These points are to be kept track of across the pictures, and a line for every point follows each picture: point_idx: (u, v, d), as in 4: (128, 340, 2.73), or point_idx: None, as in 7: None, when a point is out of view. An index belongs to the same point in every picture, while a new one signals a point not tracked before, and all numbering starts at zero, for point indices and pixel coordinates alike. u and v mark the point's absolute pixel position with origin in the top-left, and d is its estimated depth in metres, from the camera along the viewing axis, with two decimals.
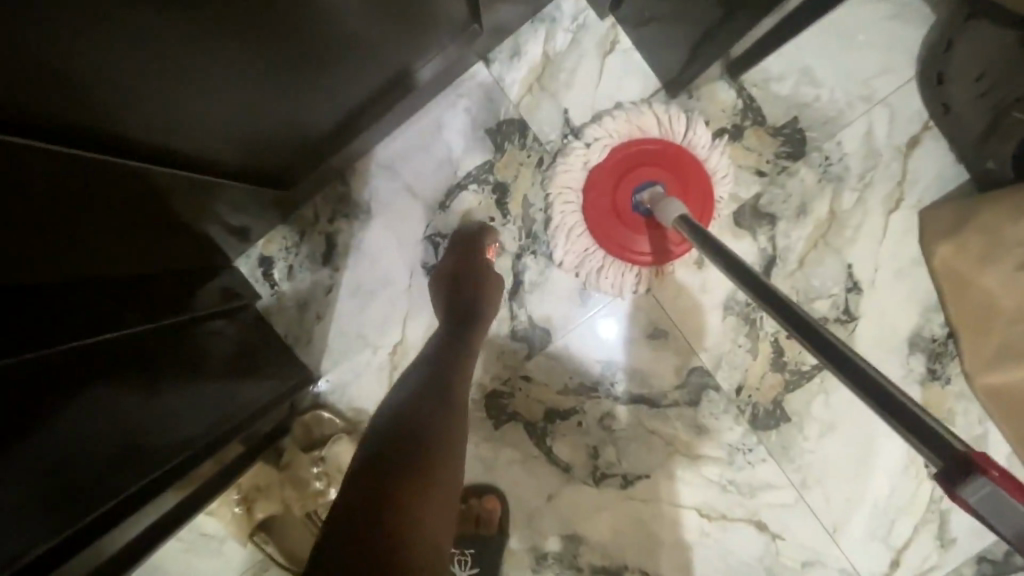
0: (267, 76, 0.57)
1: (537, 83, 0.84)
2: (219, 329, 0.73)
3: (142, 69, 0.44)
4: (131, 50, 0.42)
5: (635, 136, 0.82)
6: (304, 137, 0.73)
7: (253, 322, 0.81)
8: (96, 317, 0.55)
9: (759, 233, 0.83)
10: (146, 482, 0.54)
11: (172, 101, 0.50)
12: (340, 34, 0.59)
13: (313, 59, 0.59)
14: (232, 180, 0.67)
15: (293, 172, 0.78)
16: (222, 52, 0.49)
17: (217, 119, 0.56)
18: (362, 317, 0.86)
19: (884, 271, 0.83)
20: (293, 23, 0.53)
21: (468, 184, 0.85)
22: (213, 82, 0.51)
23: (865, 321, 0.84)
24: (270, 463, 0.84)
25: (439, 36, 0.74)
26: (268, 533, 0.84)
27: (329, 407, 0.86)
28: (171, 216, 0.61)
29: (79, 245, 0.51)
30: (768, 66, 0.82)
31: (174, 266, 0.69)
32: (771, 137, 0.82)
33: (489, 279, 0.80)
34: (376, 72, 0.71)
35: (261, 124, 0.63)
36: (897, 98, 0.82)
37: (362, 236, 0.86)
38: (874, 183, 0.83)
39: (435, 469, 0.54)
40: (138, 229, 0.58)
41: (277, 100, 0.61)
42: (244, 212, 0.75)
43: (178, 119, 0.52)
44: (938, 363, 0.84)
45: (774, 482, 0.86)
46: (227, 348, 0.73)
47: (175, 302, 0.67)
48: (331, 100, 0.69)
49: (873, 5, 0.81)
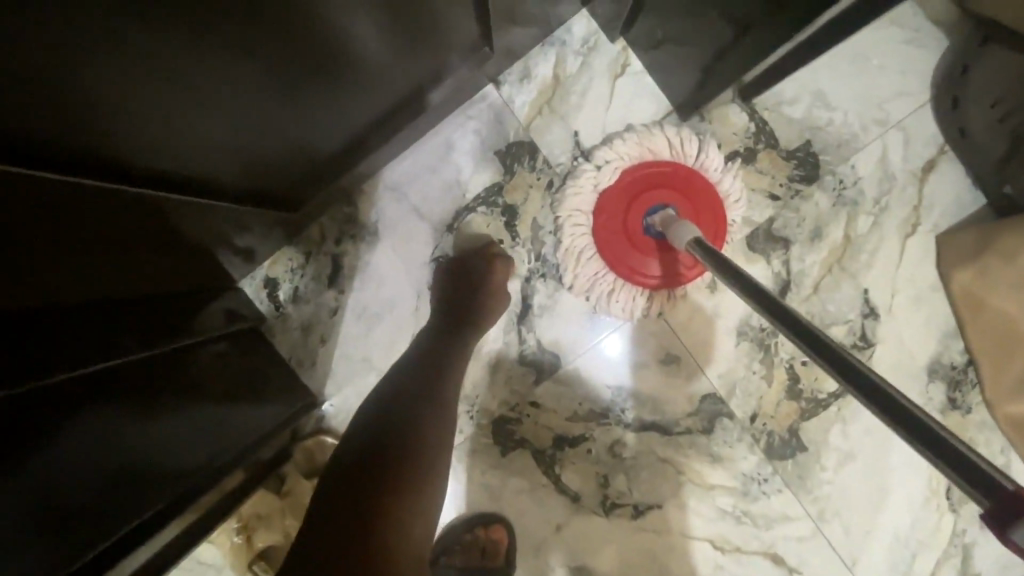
0: (274, 91, 0.55)
1: (547, 105, 0.83)
2: (223, 352, 0.72)
3: (154, 88, 0.44)
4: (143, 67, 0.42)
5: (646, 158, 0.81)
6: (312, 157, 0.72)
7: (254, 343, 0.79)
8: (101, 342, 0.53)
9: (772, 257, 0.81)
10: (143, 519, 0.52)
11: (175, 116, 0.48)
12: (353, 50, 0.58)
13: (325, 74, 0.58)
14: (235, 202, 0.65)
15: (302, 192, 0.77)
16: (234, 68, 0.48)
17: (221, 136, 0.55)
18: (368, 340, 0.85)
19: (901, 296, 0.81)
20: (306, 37, 0.51)
21: (477, 206, 0.84)
22: (219, 96, 0.50)
23: (882, 347, 0.82)
24: (270, 490, 0.82)
25: (449, 57, 0.73)
26: (269, 563, 0.81)
27: (332, 432, 0.84)
28: (175, 237, 0.60)
29: (71, 273, 0.49)
30: (780, 89, 0.81)
31: (177, 288, 0.67)
32: (785, 160, 0.81)
33: (495, 292, 0.78)
34: (387, 91, 0.70)
35: (269, 142, 0.62)
36: (912, 122, 0.81)
37: (368, 257, 0.85)
38: (890, 207, 0.81)
39: (422, 471, 0.55)
40: (141, 248, 0.56)
41: (284, 116, 0.60)
42: (251, 233, 0.73)
43: (182, 136, 0.51)
44: (958, 392, 0.82)
45: (791, 514, 0.83)
46: (232, 371, 0.71)
47: (180, 325, 0.65)
48: (339, 118, 0.68)
49: (886, 28, 0.81)
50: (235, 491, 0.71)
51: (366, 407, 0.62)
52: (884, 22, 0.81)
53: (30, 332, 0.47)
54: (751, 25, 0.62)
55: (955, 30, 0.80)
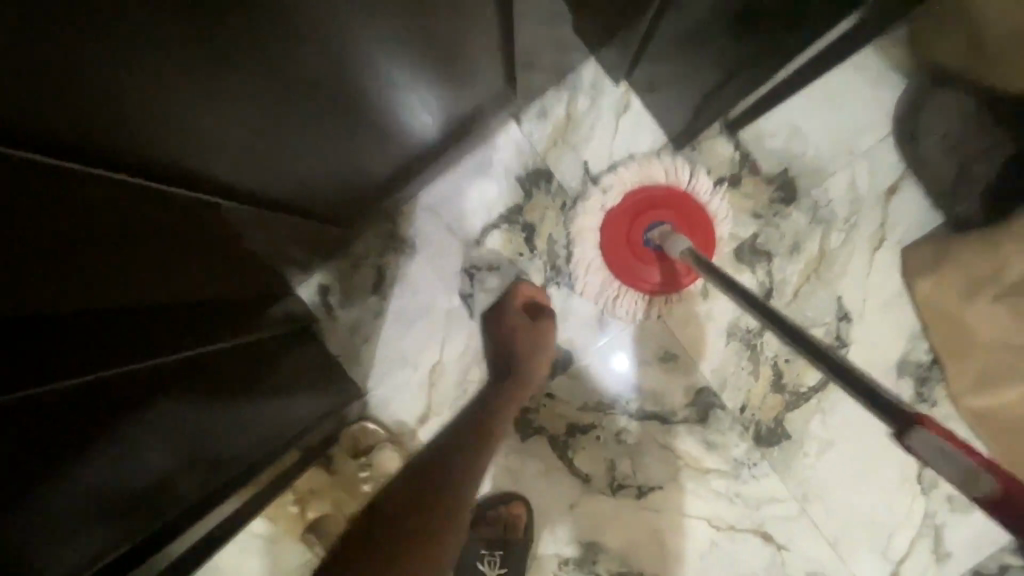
0: (316, 114, 0.56)
1: (561, 137, 0.97)
2: (231, 367, 0.66)
3: (223, 112, 0.45)
4: (215, 95, 0.42)
5: (645, 182, 0.94)
6: (352, 165, 0.75)
7: (262, 355, 0.74)
8: (165, 333, 0.55)
9: (756, 267, 0.94)
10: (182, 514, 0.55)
11: (180, 120, 0.41)
12: (383, 72, 0.59)
13: (358, 96, 0.59)
14: (282, 212, 0.68)
15: (313, 198, 0.73)
16: (282, 98, 0.50)
17: (227, 143, 0.49)
18: (405, 339, 0.98)
19: (872, 302, 0.93)
20: (344, 65, 0.52)
21: (500, 224, 0.97)
22: (230, 101, 0.44)
23: (855, 346, 0.93)
24: (321, 468, 0.95)
25: (481, 96, 0.84)
26: (318, 534, 0.93)
27: (374, 419, 0.96)
28: (189, 244, 0.54)
29: (152, 273, 0.50)
30: (763, 123, 0.93)
31: (253, 295, 0.77)
32: (766, 184, 0.94)
33: (540, 340, 0.91)
34: (418, 106, 0.72)
35: (310, 158, 0.63)
36: (878, 151, 0.93)
37: (407, 267, 0.98)
38: (859, 224, 0.93)
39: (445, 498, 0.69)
40: (207, 250, 0.58)
41: (302, 130, 0.57)
42: (258, 245, 0.68)
43: (203, 145, 0.46)
44: (924, 386, 0.93)
45: (778, 495, 0.93)
46: (284, 368, 0.78)
47: (195, 343, 0.60)
48: (352, 126, 0.64)
49: (854, 70, 0.93)
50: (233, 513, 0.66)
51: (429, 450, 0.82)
52: (852, 65, 0.94)
53: (120, 326, 0.48)
54: (731, 75, 0.76)
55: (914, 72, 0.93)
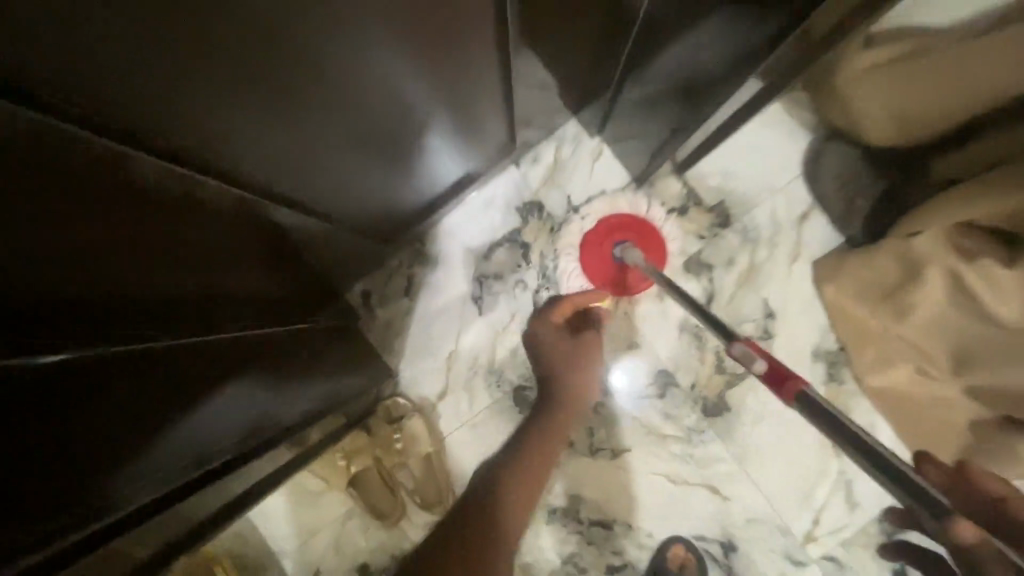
0: (328, 121, 0.64)
1: (551, 176, 1.24)
2: (208, 350, 0.69)
3: (233, 104, 0.51)
4: (222, 87, 0.48)
5: (614, 211, 1.22)
6: (359, 174, 0.84)
7: (255, 343, 0.79)
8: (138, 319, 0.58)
9: (701, 277, 1.20)
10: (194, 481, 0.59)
11: (169, 104, 0.45)
12: (394, 87, 0.68)
13: (370, 107, 0.69)
14: (286, 211, 0.75)
15: (320, 199, 0.81)
16: (297, 101, 0.57)
17: (218, 131, 0.53)
18: (428, 332, 1.23)
19: (791, 303, 1.20)
20: (360, 78, 0.61)
21: (503, 242, 1.23)
22: (228, 84, 0.48)
23: (778, 338, 1.20)
24: (362, 433, 1.18)
25: (487, 145, 1.10)
26: (359, 484, 1.18)
27: (403, 394, 1.21)
28: (165, 236, 0.57)
29: (145, 266, 0.56)
30: (705, 166, 1.21)
31: (298, 292, 0.97)
32: (708, 213, 1.21)
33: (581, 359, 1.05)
34: (419, 120, 0.81)
35: (320, 162, 0.71)
36: (795, 187, 1.20)
37: (429, 276, 1.23)
38: (780, 244, 1.20)
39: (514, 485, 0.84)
40: (197, 251, 0.63)
41: (315, 133, 0.65)
42: (258, 237, 0.74)
43: (211, 132, 0.52)
44: (834, 368, 1.21)
45: (721, 456, 1.18)
46: (292, 354, 0.87)
47: (164, 326, 0.63)
48: (354, 131, 0.71)
49: (774, 124, 1.20)
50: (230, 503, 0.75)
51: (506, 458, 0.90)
52: (773, 121, 1.20)
53: (94, 310, 0.52)
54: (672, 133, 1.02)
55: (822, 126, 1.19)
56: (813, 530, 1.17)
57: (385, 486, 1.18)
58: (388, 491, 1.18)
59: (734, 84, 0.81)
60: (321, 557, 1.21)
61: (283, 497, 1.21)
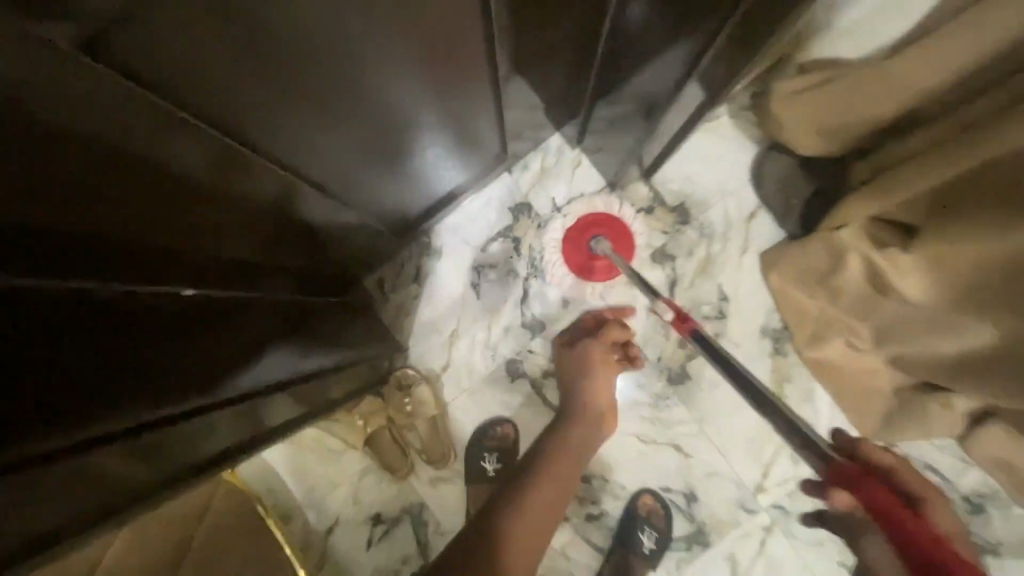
0: (332, 109, 0.76)
1: (538, 181, 1.45)
2: (204, 313, 0.79)
3: (255, 94, 0.62)
4: (245, 78, 0.58)
5: (591, 210, 1.43)
6: (362, 154, 0.95)
7: (249, 311, 0.90)
8: (154, 273, 0.68)
9: (666, 266, 1.42)
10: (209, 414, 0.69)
11: (202, 90, 0.56)
12: (391, 80, 0.79)
13: (367, 98, 0.80)
14: (301, 180, 0.87)
15: (328, 177, 0.94)
16: (306, 93, 0.68)
17: (238, 121, 0.64)
18: (434, 313, 1.44)
19: (742, 287, 1.41)
20: (358, 75, 0.72)
21: (497, 237, 1.44)
22: (249, 76, 0.58)
23: (731, 318, 1.41)
24: (376, 398, 1.38)
25: (475, 144, 1.25)
26: (373, 442, 1.37)
27: (412, 366, 1.42)
28: (174, 215, 0.66)
29: (155, 234, 0.65)
30: (668, 172, 1.42)
31: (307, 270, 1.14)
32: (671, 212, 1.42)
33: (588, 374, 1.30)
34: (412, 109, 0.93)
35: (325, 142, 0.83)
36: (744, 189, 1.41)
37: (434, 265, 1.44)
38: (733, 238, 1.41)
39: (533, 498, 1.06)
40: (203, 225, 0.73)
41: (321, 118, 0.76)
42: (264, 211, 0.86)
43: (231, 115, 0.62)
44: (779, 343, 1.43)
45: (684, 419, 1.38)
46: (283, 322, 0.98)
47: (172, 284, 0.73)
48: (352, 123, 0.83)
49: (727, 136, 1.41)
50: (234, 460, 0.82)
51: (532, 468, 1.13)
52: (727, 134, 1.42)
53: (106, 267, 0.60)
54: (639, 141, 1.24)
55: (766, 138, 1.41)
56: (763, 481, 1.36)
57: (395, 445, 1.38)
58: (399, 449, 1.38)
59: (675, 102, 1.02)
60: (342, 508, 1.40)
61: (310, 455, 1.41)
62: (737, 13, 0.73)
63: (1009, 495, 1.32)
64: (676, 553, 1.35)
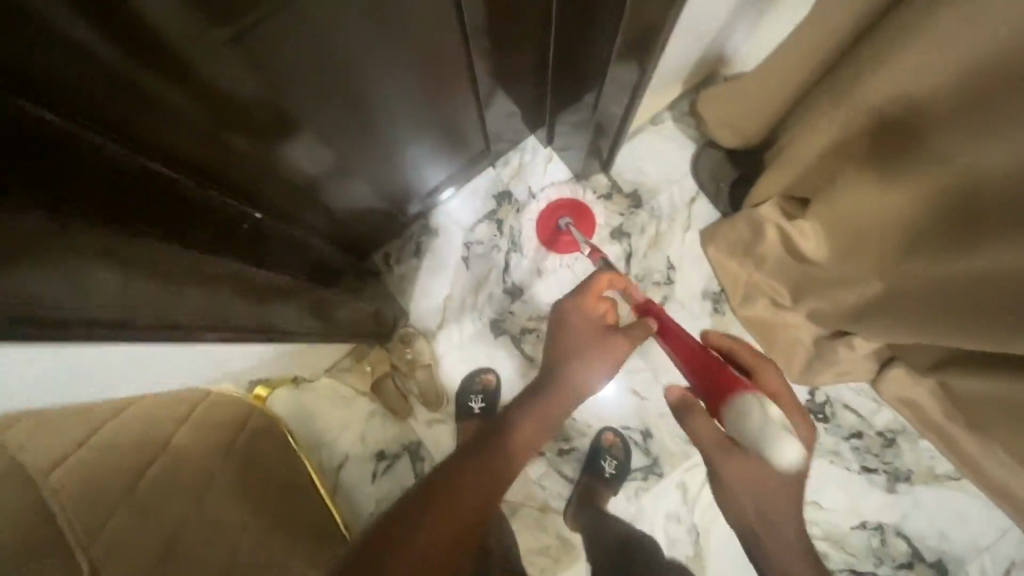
0: (342, 90, 1.01)
1: (516, 174, 1.76)
2: (256, 227, 1.06)
3: (289, 76, 0.87)
4: (282, 65, 0.83)
5: (560, 197, 1.74)
6: (368, 132, 1.21)
7: (283, 238, 1.18)
8: (228, 184, 0.96)
9: (622, 242, 1.71)
10: (244, 290, 0.95)
11: (256, 73, 0.80)
12: (384, 68, 1.05)
13: (367, 83, 1.05)
14: (323, 150, 1.13)
15: (343, 151, 1.20)
16: (324, 76, 0.93)
17: (278, 97, 0.90)
18: (431, 283, 1.73)
19: (686, 258, 1.71)
20: (358, 63, 0.97)
21: (483, 220, 1.74)
22: (285, 64, 0.83)
23: (677, 284, 1.70)
24: (381, 350, 1.67)
25: (462, 132, 1.52)
26: (379, 387, 1.65)
27: (412, 326, 1.70)
28: (241, 150, 0.92)
29: (230, 160, 0.92)
30: (623, 166, 1.74)
31: (334, 227, 1.43)
32: (626, 198, 1.73)
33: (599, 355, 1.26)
34: (404, 96, 1.19)
35: (337, 119, 1.08)
36: (685, 178, 1.72)
37: (431, 243, 1.75)
38: (677, 218, 1.71)
39: (441, 501, 0.93)
40: (258, 164, 1.00)
41: (335, 99, 1.02)
42: (296, 171, 1.12)
43: (273, 91, 0.87)
44: (719, 304, 1.71)
45: (640, 368, 1.64)
46: (306, 257, 1.26)
47: (236, 198, 1.00)
48: (358, 104, 1.09)
49: (670, 136, 1.73)
50: (142, 375, 0.97)
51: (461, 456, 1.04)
52: (670, 135, 1.73)
53: (198, 171, 0.87)
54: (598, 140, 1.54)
55: (702, 137, 1.72)
56: None
57: (397, 389, 1.65)
58: (400, 393, 1.65)
59: (614, 101, 1.31)
60: (351, 447, 1.66)
61: (325, 402, 1.68)
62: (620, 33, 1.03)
63: (913, 427, 1.57)
64: (635, 482, 1.60)
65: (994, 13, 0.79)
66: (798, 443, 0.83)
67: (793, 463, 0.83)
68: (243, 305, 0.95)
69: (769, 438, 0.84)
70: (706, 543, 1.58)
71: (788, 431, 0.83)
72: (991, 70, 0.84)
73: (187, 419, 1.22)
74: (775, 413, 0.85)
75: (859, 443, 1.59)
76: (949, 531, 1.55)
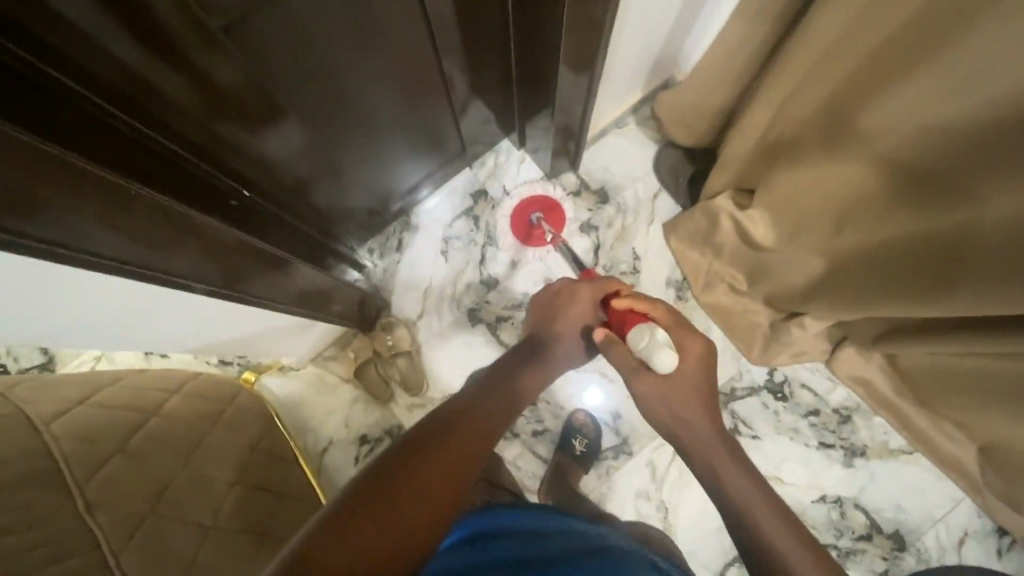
0: (330, 90, 1.14)
1: (492, 174, 1.89)
2: (255, 209, 1.20)
3: (280, 79, 1.01)
4: (274, 67, 0.97)
5: (534, 193, 1.86)
6: (357, 131, 1.34)
7: (281, 222, 1.31)
8: (231, 170, 1.11)
9: (591, 236, 1.84)
10: (255, 264, 1.08)
11: (255, 75, 0.95)
12: (368, 73, 1.18)
13: (353, 85, 1.18)
14: (314, 145, 1.26)
15: (332, 148, 1.33)
16: (313, 78, 1.07)
17: (273, 96, 1.03)
18: (413, 275, 1.84)
19: (650, 250, 1.84)
20: (344, 66, 1.10)
21: (461, 216, 1.87)
22: (275, 68, 0.97)
23: (642, 274, 1.83)
24: (364, 337, 1.78)
25: (445, 136, 1.66)
26: (360, 370, 1.73)
27: (393, 315, 1.81)
28: (243, 141, 1.06)
29: (233, 149, 1.07)
30: (591, 166, 1.87)
31: (329, 220, 1.56)
32: (593, 194, 1.86)
33: (566, 336, 1.22)
34: (387, 99, 1.32)
35: (327, 117, 1.21)
36: (647, 176, 1.86)
37: (413, 239, 1.86)
38: (641, 213, 1.85)
39: (417, 467, 0.84)
40: (257, 156, 1.13)
41: (324, 97, 1.14)
42: (290, 165, 1.25)
43: (269, 91, 1.01)
44: (682, 292, 1.83)
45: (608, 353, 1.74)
46: (300, 241, 1.39)
47: (240, 182, 1.15)
48: (346, 104, 1.22)
49: (634, 137, 1.87)
50: (85, 311, 0.94)
51: (437, 415, 0.96)
52: (634, 136, 1.87)
53: (205, 154, 1.02)
54: (569, 144, 1.66)
55: (663, 138, 1.87)
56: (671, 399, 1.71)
57: (379, 375, 1.73)
58: (382, 378, 1.73)
59: (583, 110, 1.44)
60: (335, 432, 1.73)
61: (309, 387, 1.77)
62: (579, 44, 1.16)
63: (866, 405, 1.67)
64: (605, 461, 1.69)
65: (892, 11, 0.92)
66: (673, 356, 1.10)
67: (667, 368, 1.10)
68: (249, 277, 1.08)
69: (652, 350, 1.10)
70: (677, 518, 1.64)
71: (668, 346, 1.11)
72: (894, 60, 0.97)
73: (179, 393, 1.31)
74: (660, 337, 1.12)
75: (816, 420, 1.70)
76: (904, 503, 1.64)
